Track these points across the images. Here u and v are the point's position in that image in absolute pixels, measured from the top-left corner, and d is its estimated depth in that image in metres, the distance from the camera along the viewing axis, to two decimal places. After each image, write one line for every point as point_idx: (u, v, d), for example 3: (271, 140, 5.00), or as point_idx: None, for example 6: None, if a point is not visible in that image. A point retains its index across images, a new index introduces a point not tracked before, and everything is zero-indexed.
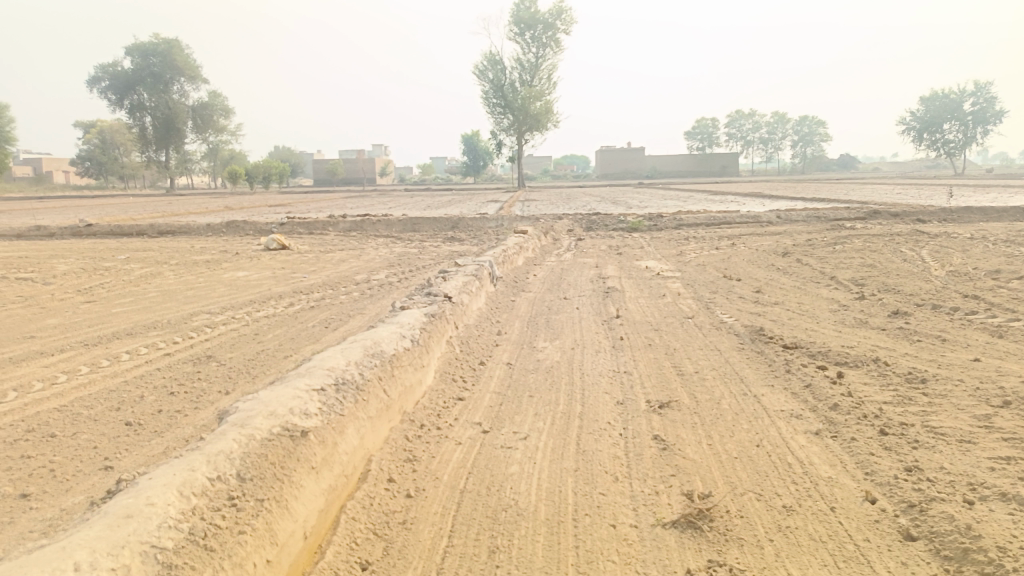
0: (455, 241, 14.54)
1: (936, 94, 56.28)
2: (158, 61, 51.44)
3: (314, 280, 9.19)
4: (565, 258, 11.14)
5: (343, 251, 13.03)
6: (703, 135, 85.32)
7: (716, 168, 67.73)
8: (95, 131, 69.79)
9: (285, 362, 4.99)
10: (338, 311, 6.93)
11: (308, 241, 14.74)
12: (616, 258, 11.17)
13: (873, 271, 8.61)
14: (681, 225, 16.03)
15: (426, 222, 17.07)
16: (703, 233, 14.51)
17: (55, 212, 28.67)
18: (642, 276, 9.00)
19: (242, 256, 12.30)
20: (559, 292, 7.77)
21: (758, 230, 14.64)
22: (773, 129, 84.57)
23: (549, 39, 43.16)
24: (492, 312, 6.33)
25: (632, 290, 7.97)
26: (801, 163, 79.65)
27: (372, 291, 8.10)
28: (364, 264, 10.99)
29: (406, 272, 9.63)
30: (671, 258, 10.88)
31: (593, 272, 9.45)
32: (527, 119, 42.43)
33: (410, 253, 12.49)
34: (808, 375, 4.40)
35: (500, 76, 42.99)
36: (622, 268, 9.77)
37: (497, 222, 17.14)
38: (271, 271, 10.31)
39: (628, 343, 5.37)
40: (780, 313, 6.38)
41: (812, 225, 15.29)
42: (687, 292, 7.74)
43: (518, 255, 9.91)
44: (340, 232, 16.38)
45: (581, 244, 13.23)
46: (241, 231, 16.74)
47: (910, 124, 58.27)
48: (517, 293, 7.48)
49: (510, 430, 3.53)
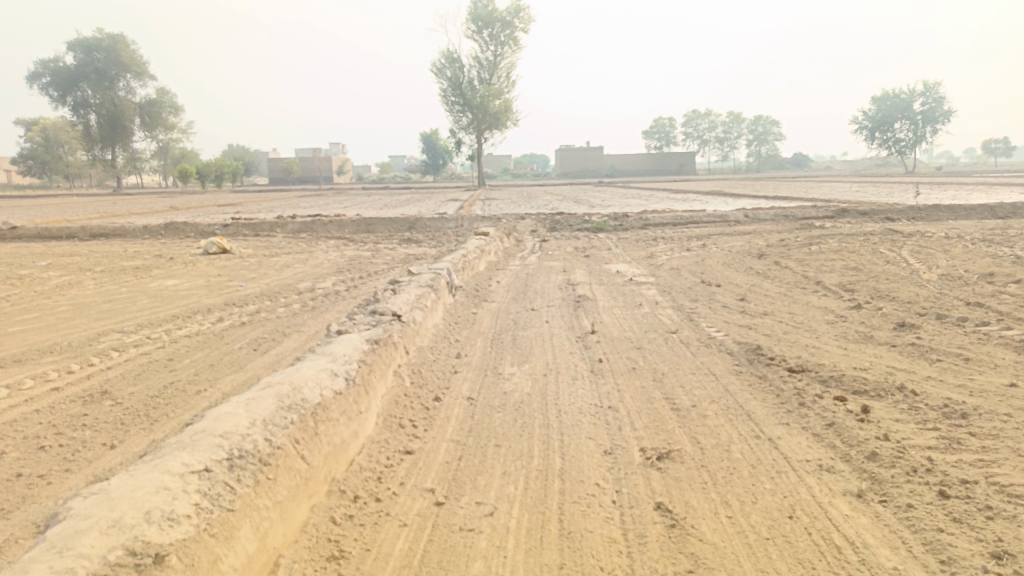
0: (411, 243, 13.68)
1: (887, 94, 57.10)
2: (102, 56, 49.30)
3: (252, 289, 8.25)
4: (529, 262, 10.38)
5: (290, 255, 12.07)
6: (661, 134, 85.69)
7: (674, 166, 67.82)
8: (37, 128, 66.83)
9: (196, 400, 4.09)
10: (272, 328, 6.02)
11: (253, 244, 13.71)
12: (584, 261, 10.44)
13: (860, 275, 8.00)
14: (647, 225, 15.41)
15: (381, 222, 16.15)
16: (671, 234, 13.89)
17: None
18: (614, 282, 8.27)
19: (177, 261, 11.24)
20: (525, 302, 6.98)
21: (727, 230, 14.07)
22: (729, 128, 85.28)
23: (507, 37, 42.39)
24: (450, 329, 5.49)
25: (605, 299, 7.22)
26: (758, 162, 80.41)
27: (315, 302, 7.21)
28: (310, 270, 10.06)
29: (356, 279, 8.75)
30: (642, 261, 10.19)
31: (560, 277, 8.70)
32: (486, 117, 41.62)
33: (363, 257, 11.60)
34: (828, 409, 3.69)
35: (458, 73, 42.12)
36: (591, 272, 9.04)
37: (456, 222, 16.29)
38: (205, 279, 9.31)
39: (608, 367, 4.59)
40: (775, 326, 5.68)
41: (782, 224, 14.79)
42: (666, 301, 7.02)
43: (479, 260, 9.11)
44: (288, 234, 15.35)
45: (545, 246, 12.48)
46: (181, 234, 15.58)
47: (863, 123, 59.06)
48: (479, 304, 6.68)
49: (472, 500, 2.72)
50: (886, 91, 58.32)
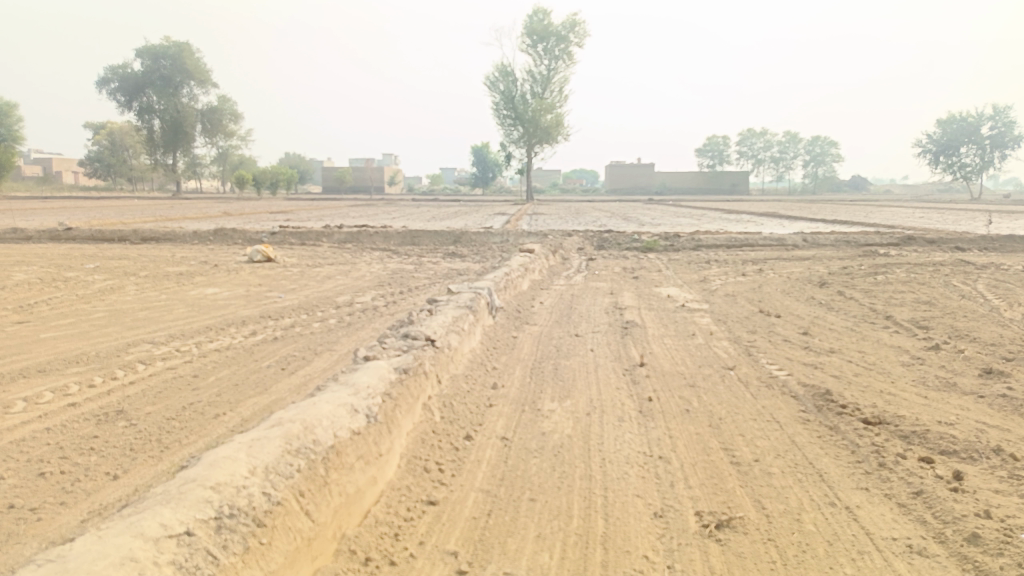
0: (455, 258, 13.44)
1: (952, 117, 55.14)
2: (168, 64, 50.83)
3: (289, 301, 8.05)
4: (575, 281, 10.00)
5: (332, 265, 11.93)
6: (714, 153, 84.49)
7: (726, 185, 66.62)
8: (104, 132, 69.31)
9: (212, 426, 3.81)
10: (302, 346, 5.76)
11: (297, 253, 13.63)
12: (632, 282, 10.01)
13: (934, 310, 7.41)
14: (699, 246, 14.87)
15: (426, 235, 15.96)
16: (725, 256, 13.34)
17: (50, 213, 27.95)
18: (664, 307, 7.84)
19: (220, 269, 11.18)
20: (569, 326, 6.59)
21: (784, 254, 13.45)
22: (785, 149, 83.56)
23: (562, 52, 42.23)
24: (488, 356, 5.14)
25: (654, 326, 6.78)
26: (814, 183, 78.51)
27: (350, 318, 6.95)
28: (351, 283, 9.85)
29: (395, 295, 8.49)
30: (694, 285, 9.72)
31: (607, 300, 8.30)
32: (537, 132, 41.44)
33: (406, 270, 11.37)
34: (914, 473, 3.21)
35: (511, 88, 42.10)
36: (640, 296, 8.60)
37: (502, 236, 16.01)
38: (245, 288, 9.17)
39: (659, 407, 4.19)
40: (844, 368, 5.17)
41: (842, 250, 14.11)
42: (721, 332, 6.56)
43: (523, 279, 8.77)
44: (333, 243, 15.27)
45: (592, 265, 12.09)
46: (228, 240, 15.64)
47: (926, 147, 57.10)
48: (520, 328, 6.32)
49: (500, 570, 2.36)
50: (952, 114, 56.31)
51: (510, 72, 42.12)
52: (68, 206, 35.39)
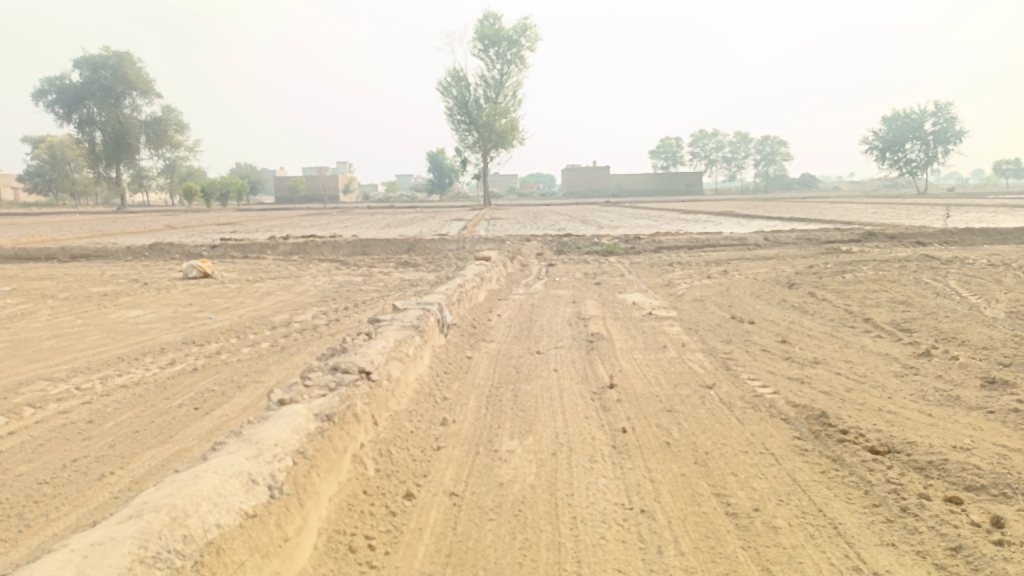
0: (408, 267, 12.77)
1: (898, 114, 56.29)
2: (108, 73, 48.93)
3: (220, 322, 7.30)
4: (534, 289, 9.42)
5: (275, 280, 11.16)
6: (668, 154, 85.21)
7: (681, 186, 67.04)
8: (44, 146, 66.71)
9: (92, 492, 3.08)
10: (224, 377, 5.04)
11: (238, 268, 12.80)
12: (595, 289, 9.48)
13: (913, 311, 7.00)
14: (661, 248, 14.45)
15: (378, 244, 15.24)
16: (688, 258, 12.92)
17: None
18: (630, 316, 7.31)
19: (151, 288, 10.32)
20: (529, 342, 5.99)
21: (747, 255, 13.11)
22: (737, 148, 84.67)
23: (514, 56, 41.80)
24: (438, 383, 4.49)
25: (622, 339, 6.21)
26: (766, 182, 79.62)
27: (285, 342, 6.23)
28: (293, 299, 9.11)
29: (339, 311, 7.79)
30: (659, 290, 9.22)
31: (570, 309, 7.74)
32: (492, 136, 40.88)
33: (354, 282, 10.66)
34: (946, 522, 2.67)
35: (465, 92, 41.51)
36: (604, 304, 8.05)
37: (458, 243, 15.36)
38: (173, 309, 8.37)
39: (635, 441, 3.60)
40: (836, 382, 4.64)
41: (806, 248, 13.82)
42: (694, 342, 6.02)
43: (479, 289, 8.16)
44: (279, 256, 14.45)
45: (552, 271, 11.54)
46: (165, 256, 14.68)
47: (874, 143, 58.21)
48: (475, 346, 5.69)
49: None
50: (898, 111, 57.53)
51: (463, 76, 41.53)
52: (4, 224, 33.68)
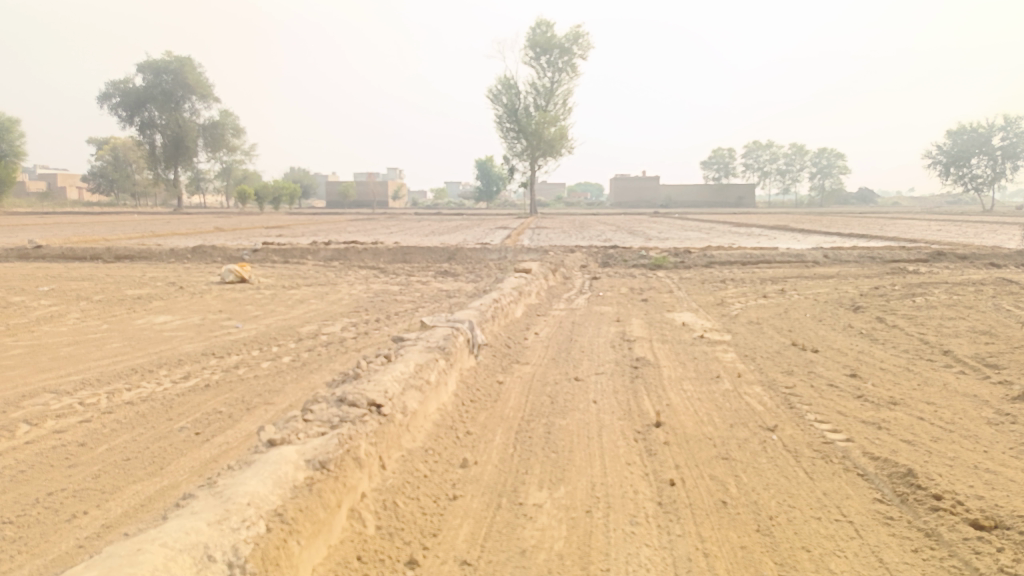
0: (448, 277, 12.40)
1: (963, 127, 54.03)
2: (169, 78, 50.17)
3: (245, 333, 6.98)
4: (576, 305, 8.91)
5: (311, 287, 10.90)
6: (719, 166, 83.66)
7: (732, 198, 65.56)
8: (108, 148, 68.95)
9: (57, 537, 2.71)
10: (234, 398, 4.66)
11: (277, 273, 12.60)
12: (641, 306, 8.94)
13: (998, 343, 6.29)
14: (712, 262, 13.77)
15: (419, 251, 14.91)
16: (741, 274, 12.24)
17: (39, 227, 27.15)
18: (679, 338, 6.75)
19: (186, 292, 10.14)
20: (566, 366, 5.48)
21: (805, 273, 12.38)
22: (792, 161, 82.65)
23: (565, 64, 41.37)
24: (462, 414, 4.02)
25: (670, 366, 5.66)
26: (821, 196, 77.43)
27: (307, 357, 5.85)
28: (325, 307, 8.79)
29: (369, 323, 7.41)
30: (711, 309, 8.64)
31: (613, 328, 7.22)
32: (540, 144, 40.50)
33: (391, 291, 10.31)
34: None
35: (514, 100, 41.27)
36: (650, 324, 7.49)
37: (500, 253, 14.95)
38: (203, 315, 8.13)
39: (684, 498, 3.07)
40: (920, 430, 4.02)
41: (868, 267, 13.00)
42: (751, 373, 5.44)
43: (518, 304, 7.70)
44: (318, 261, 14.24)
45: (597, 285, 11.00)
46: (207, 259, 14.62)
47: (936, 158, 56.02)
48: (507, 370, 5.21)
49: None
50: (963, 125, 55.21)
51: (513, 85, 41.30)
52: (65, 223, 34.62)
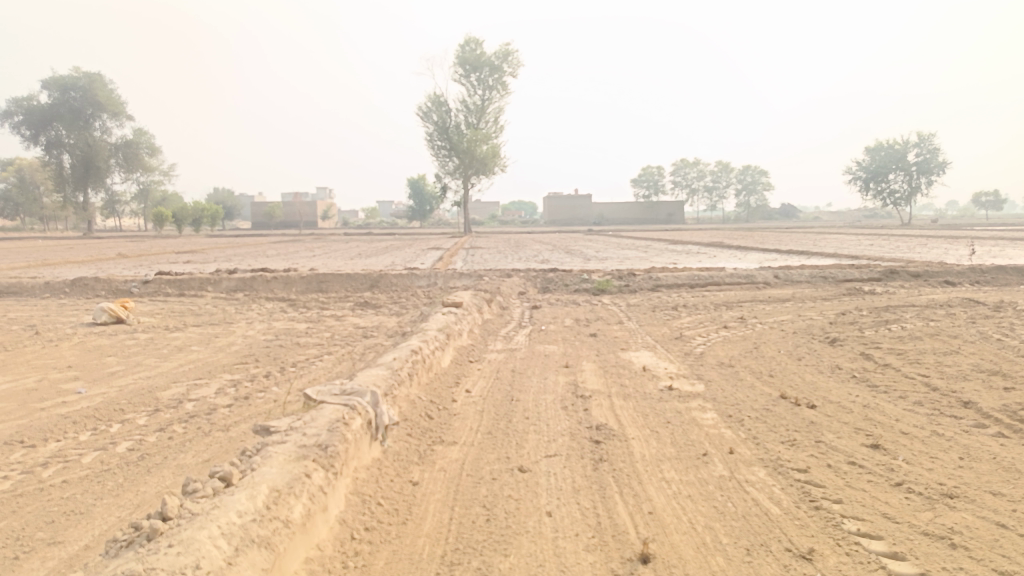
0: (368, 309, 10.91)
1: (880, 144, 55.61)
2: (77, 95, 46.89)
3: (86, 403, 5.34)
4: (515, 344, 7.59)
5: (203, 327, 9.23)
6: (650, 183, 84.41)
7: (662, 215, 65.89)
8: (13, 169, 64.56)
9: None
10: (7, 532, 3.10)
11: (166, 310, 10.83)
12: (590, 343, 7.69)
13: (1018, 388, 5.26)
14: (660, 286, 12.69)
15: (338, 279, 13.33)
16: (694, 299, 11.16)
17: None
18: (643, 390, 5.48)
19: (41, 339, 8.33)
20: (506, 445, 4.11)
21: (759, 296, 11.40)
22: (718, 178, 84.15)
23: (496, 82, 40.37)
24: (350, 561, 2.60)
25: (642, 437, 4.36)
26: (747, 211, 78.82)
27: (153, 444, 4.30)
28: (208, 357, 7.18)
29: (256, 381, 5.88)
30: (670, 346, 7.45)
31: (561, 378, 5.90)
32: (472, 162, 39.28)
33: (297, 331, 8.75)
34: None
35: (444, 118, 40.00)
36: (605, 369, 6.22)
37: (428, 279, 13.52)
38: (45, 374, 6.42)
39: None
40: (1016, 551, 2.81)
41: (823, 289, 12.15)
42: (746, 447, 4.20)
43: (446, 350, 6.29)
44: (220, 294, 12.50)
45: (537, 316, 9.71)
46: (89, 293, 12.68)
47: (856, 174, 57.50)
48: (425, 459, 3.80)
49: None
50: (880, 142, 56.89)
51: (443, 102, 40.05)
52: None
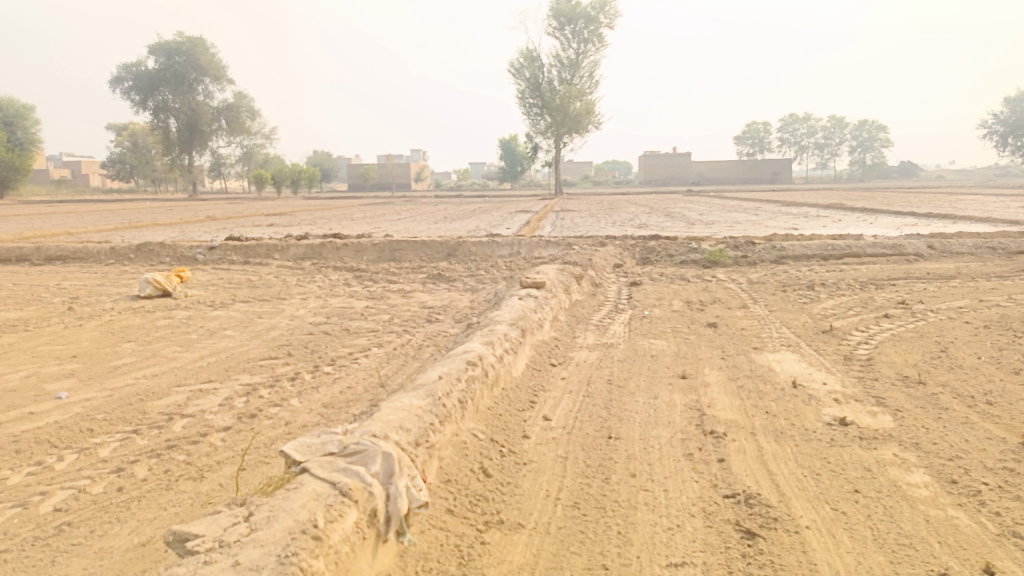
0: (442, 282, 9.53)
1: (1023, 93, 49.39)
2: (182, 60, 47.70)
3: (57, 414, 4.14)
4: (613, 336, 5.98)
5: (252, 303, 8.07)
6: (753, 141, 79.46)
7: (766, 174, 61.68)
8: (127, 134, 67.38)
9: None
10: None
11: (223, 281, 9.80)
12: (711, 337, 5.98)
13: None
14: (784, 257, 10.69)
15: (412, 247, 12.01)
16: (830, 276, 9.17)
17: (33, 218, 25.23)
18: (801, 424, 3.78)
19: (71, 316, 7.36)
20: (603, 539, 2.55)
21: (914, 274, 9.27)
22: (830, 134, 78.26)
23: (592, 34, 37.89)
24: None
25: (824, 528, 2.70)
26: (861, 171, 72.92)
27: (91, 500, 2.99)
28: (239, 345, 5.93)
29: (275, 388, 4.53)
30: (819, 344, 5.65)
31: (677, 395, 4.27)
32: (565, 120, 37.27)
33: (352, 310, 7.44)
34: None
35: (537, 74, 38.03)
36: (738, 383, 4.53)
37: (512, 247, 12.01)
38: (42, 364, 5.32)
39: None
40: None
41: (996, 264, 9.84)
42: (1014, 562, 2.47)
43: (523, 350, 4.77)
44: (286, 262, 11.42)
45: (639, 296, 8.03)
46: (152, 260, 11.89)
47: (992, 128, 51.49)
48: (468, 570, 2.31)
49: None
50: (1022, 90, 50.56)
51: (536, 57, 38.02)
52: (68, 211, 32.71)
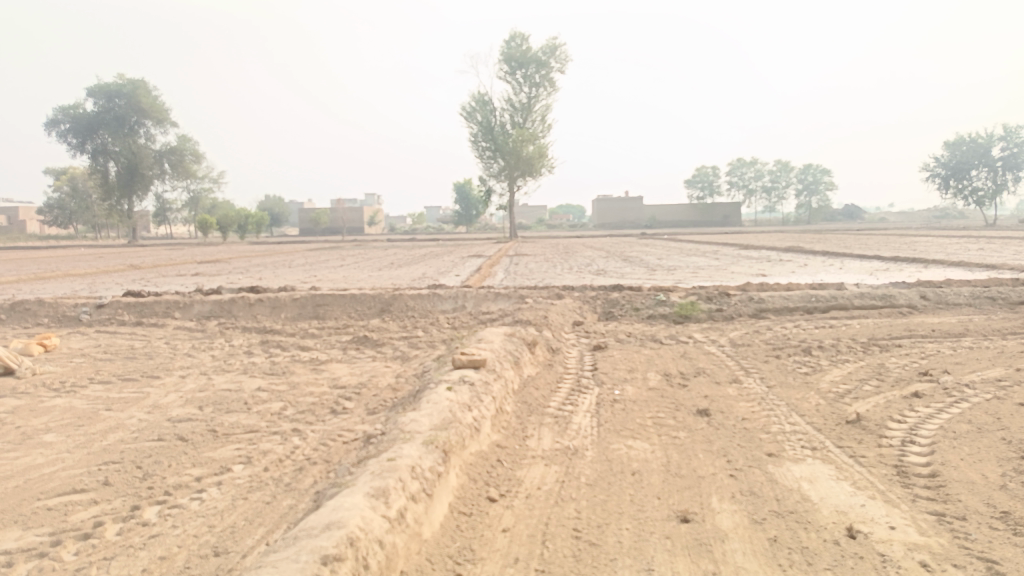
0: (368, 347, 7.89)
1: (962, 138, 50.29)
2: (122, 103, 45.09)
3: None
4: (577, 434, 4.41)
5: (115, 383, 6.30)
6: (704, 185, 80.11)
7: (718, 217, 61.77)
8: (64, 177, 64.23)
9: None
10: None
11: (96, 350, 7.99)
12: (705, 432, 4.46)
13: None
14: (764, 311, 9.36)
15: (339, 302, 10.36)
16: (824, 335, 7.83)
17: None
18: None
19: None
20: None
21: (919, 332, 7.97)
22: (777, 178, 79.37)
23: (543, 78, 37.21)
24: None
25: None
26: (809, 214, 73.81)
27: None
28: (50, 460, 4.19)
29: (42, 565, 2.82)
30: (852, 446, 4.17)
31: (681, 565, 2.69)
32: (518, 164, 36.26)
33: (239, 393, 5.74)
34: None
35: (489, 117, 37.03)
36: (768, 532, 2.99)
37: (455, 302, 10.45)
38: None
39: None
40: None
41: (1002, 318, 8.61)
42: None
43: (443, 483, 3.16)
44: (186, 323, 9.63)
45: (603, 366, 6.52)
46: (26, 322, 9.95)
47: (934, 171, 52.24)
48: None
49: None
50: (961, 135, 51.47)
51: (488, 100, 37.07)
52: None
